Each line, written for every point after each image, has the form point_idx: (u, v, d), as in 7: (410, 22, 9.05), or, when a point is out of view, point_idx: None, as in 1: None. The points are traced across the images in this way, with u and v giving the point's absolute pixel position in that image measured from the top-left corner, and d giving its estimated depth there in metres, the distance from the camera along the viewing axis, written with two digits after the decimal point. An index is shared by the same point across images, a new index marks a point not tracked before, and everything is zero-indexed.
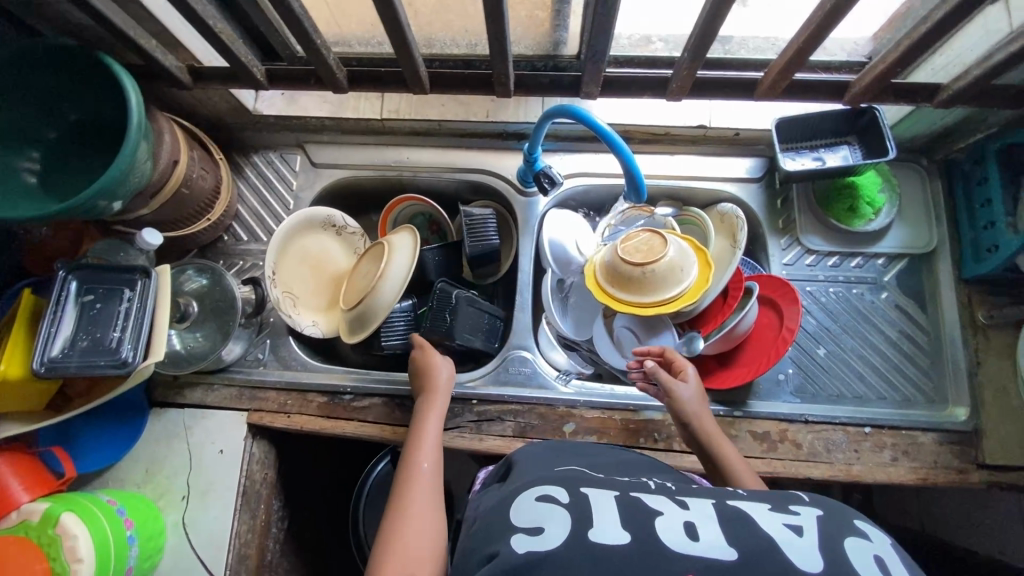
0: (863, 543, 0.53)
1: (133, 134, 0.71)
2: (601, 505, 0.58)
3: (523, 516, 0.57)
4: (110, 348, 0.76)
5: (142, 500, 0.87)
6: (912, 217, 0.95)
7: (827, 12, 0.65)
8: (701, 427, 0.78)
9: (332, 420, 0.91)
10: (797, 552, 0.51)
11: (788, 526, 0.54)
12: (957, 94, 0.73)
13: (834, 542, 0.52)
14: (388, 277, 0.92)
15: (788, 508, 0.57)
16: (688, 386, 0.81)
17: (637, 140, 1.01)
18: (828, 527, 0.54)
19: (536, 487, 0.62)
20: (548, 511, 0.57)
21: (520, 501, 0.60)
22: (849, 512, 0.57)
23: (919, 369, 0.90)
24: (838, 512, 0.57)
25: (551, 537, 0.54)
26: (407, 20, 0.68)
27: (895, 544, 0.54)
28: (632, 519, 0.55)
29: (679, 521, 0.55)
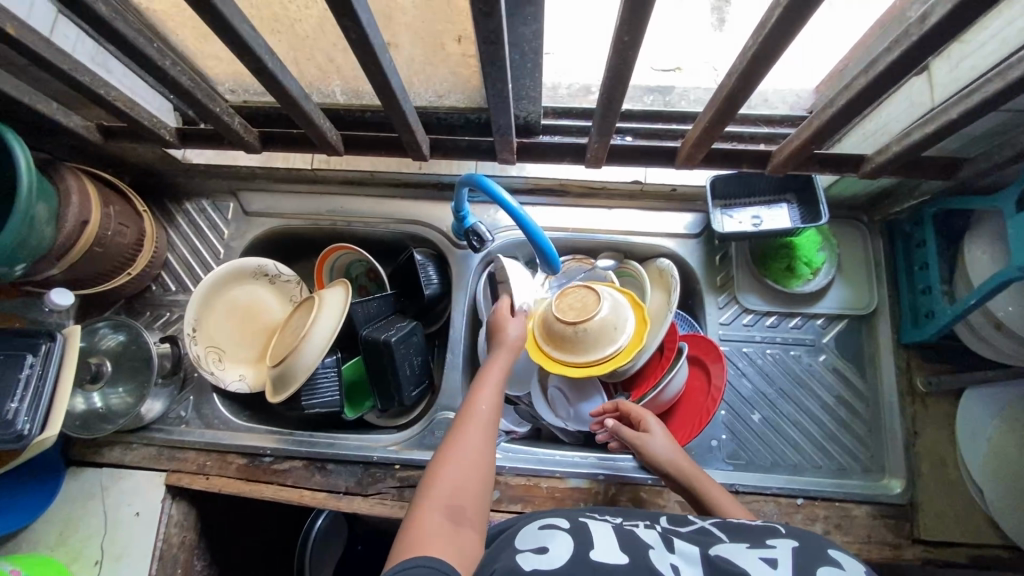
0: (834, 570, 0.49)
1: (23, 196, 0.68)
2: (602, 534, 0.56)
3: (527, 540, 0.56)
4: (4, 421, 0.72)
5: (51, 564, 0.83)
6: (854, 277, 0.92)
7: (720, 102, 0.59)
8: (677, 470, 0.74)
9: (251, 484, 0.89)
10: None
11: (762, 559, 0.51)
12: (881, 167, 0.70)
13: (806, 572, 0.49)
14: (312, 338, 0.90)
15: (765, 542, 0.54)
16: (656, 432, 0.78)
17: (574, 193, 0.99)
18: (799, 558, 0.51)
19: (545, 517, 0.60)
20: (551, 536, 0.56)
21: (529, 529, 0.59)
22: (828, 541, 0.54)
23: (855, 436, 0.88)
24: (814, 541, 0.54)
25: (552, 557, 0.52)
26: (301, 91, 0.65)
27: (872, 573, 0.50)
28: (627, 550, 0.53)
29: (666, 558, 0.53)
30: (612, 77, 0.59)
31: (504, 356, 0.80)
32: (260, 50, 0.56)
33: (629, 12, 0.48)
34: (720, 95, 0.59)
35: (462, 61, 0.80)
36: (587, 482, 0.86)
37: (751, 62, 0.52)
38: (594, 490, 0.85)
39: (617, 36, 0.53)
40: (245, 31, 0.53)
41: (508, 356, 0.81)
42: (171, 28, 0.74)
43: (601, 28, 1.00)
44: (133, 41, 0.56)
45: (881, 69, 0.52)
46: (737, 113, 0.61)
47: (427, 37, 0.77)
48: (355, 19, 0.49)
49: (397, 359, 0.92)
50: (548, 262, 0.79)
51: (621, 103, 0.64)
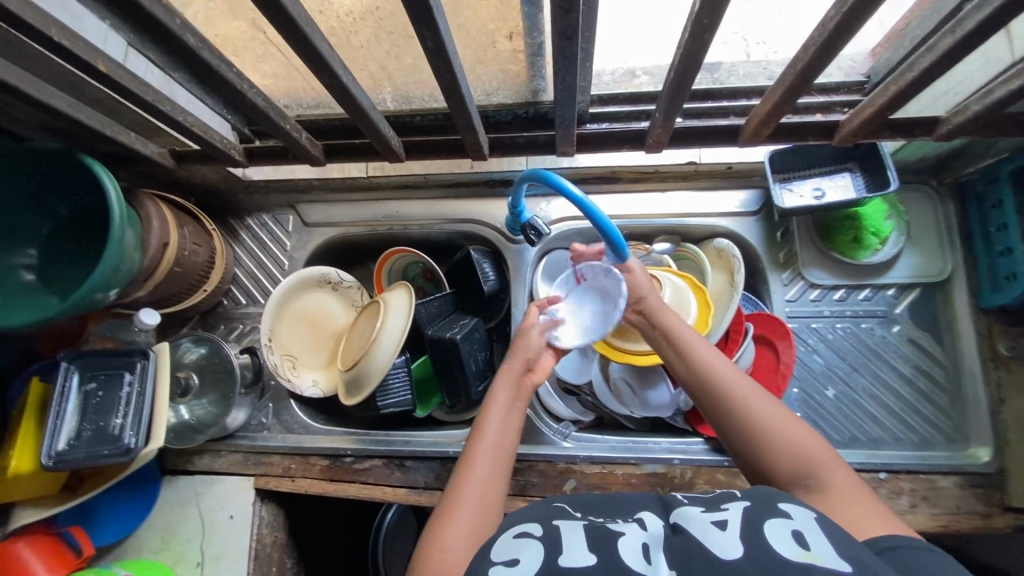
0: (784, 520, 0.51)
1: (116, 224, 0.72)
2: (572, 532, 0.55)
3: (501, 550, 0.54)
4: (112, 437, 0.77)
5: (159, 567, 0.88)
6: (924, 245, 0.90)
7: (793, 78, 0.58)
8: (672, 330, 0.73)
9: (335, 483, 0.92)
10: (722, 545, 0.49)
11: (713, 523, 0.53)
12: (959, 129, 0.67)
13: (757, 528, 0.50)
14: (382, 341, 0.93)
15: (721, 508, 0.55)
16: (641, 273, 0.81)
17: (626, 179, 0.99)
18: (753, 516, 0.52)
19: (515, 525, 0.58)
20: (524, 545, 0.54)
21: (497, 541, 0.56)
22: (777, 494, 0.55)
23: (936, 406, 0.86)
24: (764, 498, 0.55)
25: (524, 569, 0.50)
26: (370, 102, 0.67)
27: (819, 516, 0.51)
28: (597, 543, 0.53)
29: (634, 541, 0.53)
30: (684, 59, 0.59)
31: (505, 395, 0.74)
32: (336, 66, 0.58)
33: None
34: (793, 71, 0.58)
35: (513, 56, 0.81)
36: (663, 467, 0.86)
37: (832, 34, 0.50)
38: (670, 474, 0.86)
39: (694, 20, 0.53)
40: (323, 48, 0.55)
41: (509, 395, 0.74)
42: (234, 51, 0.76)
43: (642, 10, 1.00)
44: (215, 68, 0.58)
45: (971, 26, 0.50)
46: (811, 86, 0.60)
47: (480, 36, 0.77)
48: (433, 29, 0.50)
49: (463, 356, 0.94)
50: (617, 252, 0.79)
51: (690, 89, 0.65)
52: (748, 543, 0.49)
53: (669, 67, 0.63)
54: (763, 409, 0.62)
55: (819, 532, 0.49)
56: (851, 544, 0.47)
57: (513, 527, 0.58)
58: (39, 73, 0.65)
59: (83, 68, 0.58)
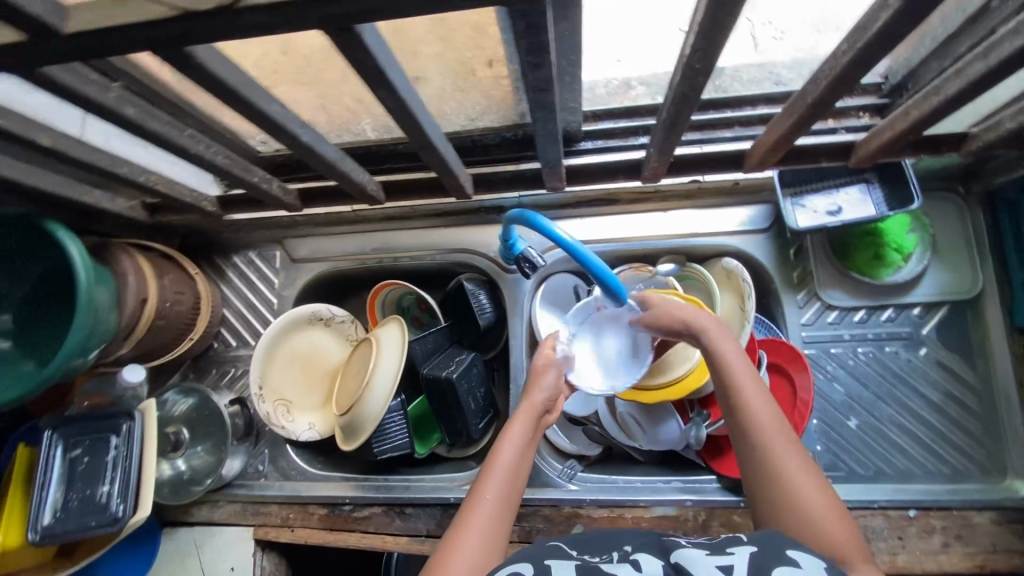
0: (793, 569, 0.47)
1: (82, 290, 0.69)
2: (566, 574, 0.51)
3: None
4: (100, 505, 0.75)
5: None
6: (952, 259, 0.83)
7: (799, 115, 0.54)
8: (716, 359, 0.67)
9: (334, 533, 0.89)
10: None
11: (717, 567, 0.48)
12: (991, 147, 0.60)
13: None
14: (375, 384, 0.89)
15: (724, 551, 0.51)
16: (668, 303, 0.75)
17: (625, 200, 0.93)
18: (759, 563, 0.48)
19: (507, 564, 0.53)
20: None
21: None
22: (786, 540, 0.51)
23: (969, 435, 0.80)
24: (771, 543, 0.51)
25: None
26: (338, 153, 0.62)
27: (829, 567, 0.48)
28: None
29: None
30: (675, 105, 0.56)
31: (522, 432, 0.70)
32: (295, 126, 0.53)
33: (702, 41, 0.43)
34: (803, 103, 0.52)
35: (496, 83, 0.75)
36: (675, 509, 0.81)
37: (846, 69, 0.44)
38: (683, 518, 0.81)
39: (684, 63, 0.48)
40: (277, 111, 0.50)
41: (525, 433, 0.70)
42: None
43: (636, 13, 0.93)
44: (164, 133, 0.53)
45: (1007, 52, 0.43)
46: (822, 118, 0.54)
47: (456, 65, 0.72)
48: (390, 89, 0.45)
49: (460, 396, 0.90)
50: (615, 296, 0.74)
51: (687, 123, 0.60)
52: None
53: (662, 110, 0.59)
54: (787, 462, 0.58)
55: None
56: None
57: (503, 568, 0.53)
58: None
59: (25, 143, 0.54)
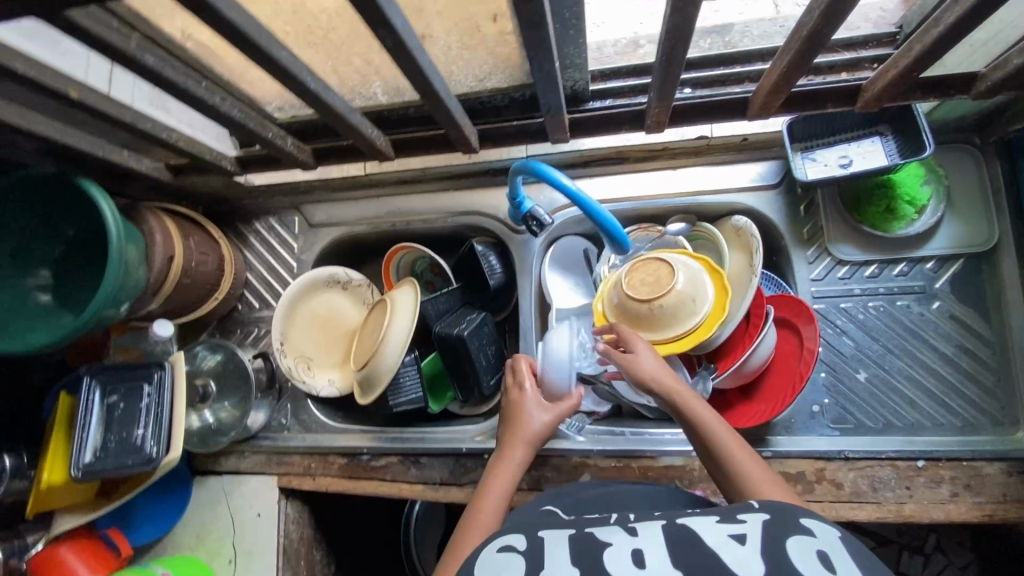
0: (808, 539, 0.47)
1: (115, 244, 0.73)
2: (558, 543, 0.52)
3: (482, 570, 0.50)
4: (135, 447, 0.80)
5: (195, 565, 0.93)
6: (967, 212, 0.81)
7: (802, 41, 0.57)
8: (696, 418, 0.66)
9: (354, 481, 0.94)
10: (741, 564, 0.45)
11: (730, 536, 0.49)
12: (998, 86, 0.59)
13: (778, 547, 0.47)
14: (390, 338, 0.93)
15: (735, 517, 0.51)
16: (645, 352, 0.74)
17: (634, 158, 0.93)
18: (773, 531, 0.48)
19: (499, 536, 0.55)
20: (507, 561, 0.51)
21: (482, 553, 0.53)
22: (796, 510, 0.51)
23: (982, 387, 0.79)
24: (783, 511, 0.51)
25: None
26: (348, 105, 0.66)
27: (842, 536, 0.48)
28: (584, 559, 0.49)
29: (627, 551, 0.49)
30: (670, 35, 0.56)
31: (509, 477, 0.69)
32: (299, 74, 0.55)
33: None
34: (802, 33, 0.56)
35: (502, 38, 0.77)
36: (682, 459, 0.83)
37: None
38: (689, 467, 0.83)
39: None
40: (286, 59, 0.53)
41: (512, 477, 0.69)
42: None
43: None
44: (183, 85, 0.56)
45: None
46: (820, 53, 0.59)
47: (462, 21, 0.74)
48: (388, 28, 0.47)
49: (472, 353, 0.92)
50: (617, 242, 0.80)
51: (681, 66, 0.61)
52: (770, 560, 0.45)
53: (658, 47, 0.60)
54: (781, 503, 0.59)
55: (841, 556, 0.46)
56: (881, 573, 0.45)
57: (496, 540, 0.54)
58: (25, 104, 0.65)
59: (56, 96, 0.58)
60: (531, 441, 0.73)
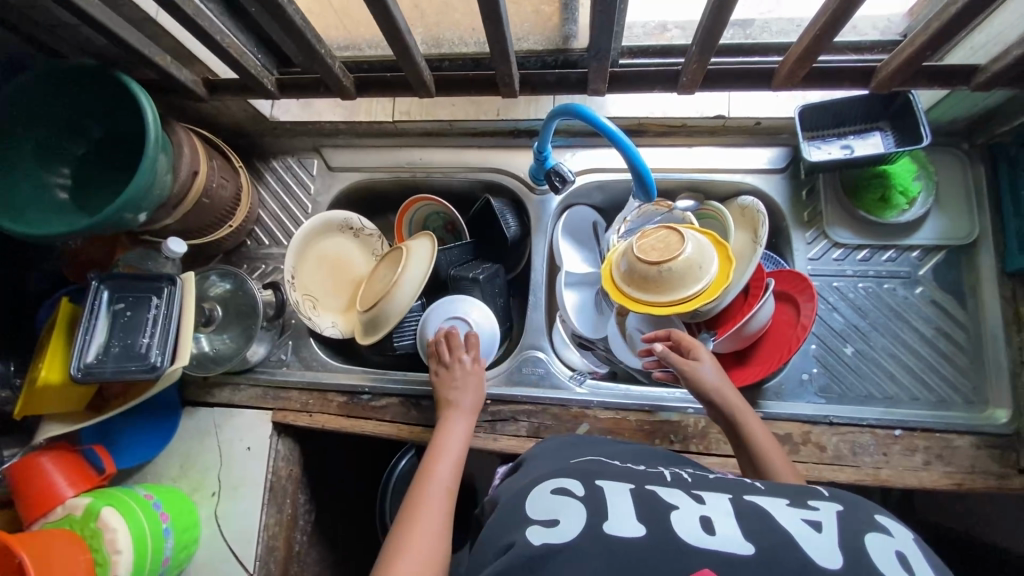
0: (884, 537, 0.47)
1: (151, 147, 0.73)
2: (619, 497, 0.53)
3: (540, 508, 0.53)
4: (140, 354, 0.79)
5: (177, 495, 0.91)
6: (952, 207, 0.89)
7: (837, 5, 0.64)
8: (743, 426, 0.74)
9: (352, 419, 0.94)
10: (815, 546, 0.46)
11: (804, 521, 0.49)
12: (995, 76, 0.67)
13: (855, 539, 0.46)
14: (403, 283, 0.93)
15: (806, 503, 0.52)
16: (705, 362, 0.78)
17: (652, 133, 0.99)
18: (848, 522, 0.48)
19: (553, 480, 0.57)
20: (563, 505, 0.52)
21: (535, 495, 0.55)
22: (869, 505, 0.52)
23: (956, 368, 0.85)
24: (857, 505, 0.51)
25: (566, 529, 0.49)
26: (406, 27, 0.69)
27: (919, 540, 0.48)
28: (647, 515, 0.50)
29: (693, 515, 0.50)
30: None
31: (462, 428, 0.81)
32: None
33: None
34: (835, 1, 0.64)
35: None
36: (678, 415, 0.87)
37: None
38: (684, 423, 0.86)
39: None
40: None
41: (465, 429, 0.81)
42: None
43: None
44: None
45: None
46: (843, 29, 0.67)
47: None
48: None
49: (483, 297, 0.96)
50: (644, 186, 0.83)
51: (726, 25, 0.68)
52: (848, 552, 0.45)
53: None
54: None
55: (920, 559, 0.46)
56: None
57: (552, 485, 0.56)
58: None
59: None
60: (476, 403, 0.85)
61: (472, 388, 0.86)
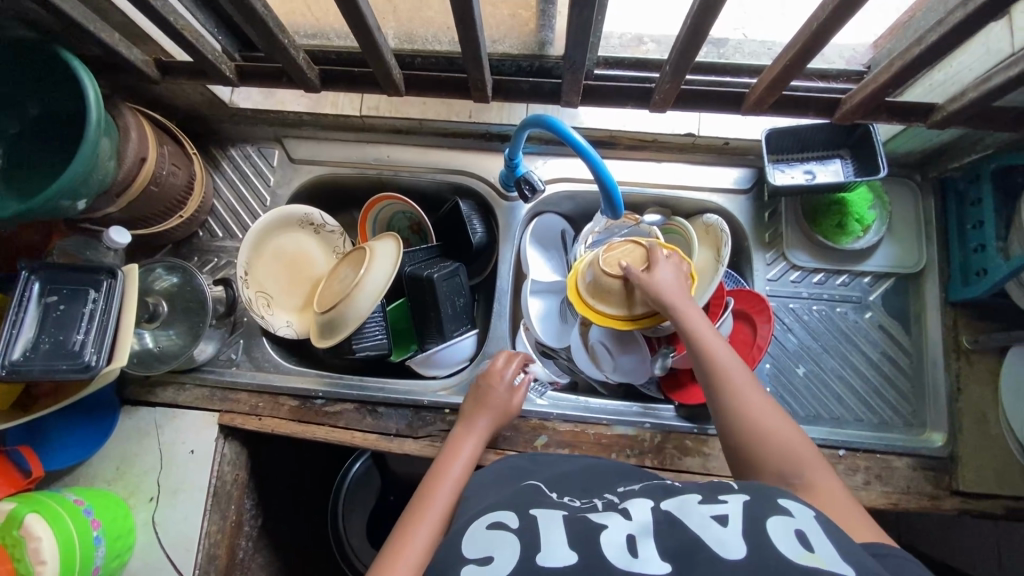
0: (785, 518, 0.51)
1: (91, 128, 0.68)
2: (551, 525, 0.54)
3: (475, 546, 0.54)
4: (71, 352, 0.74)
5: (110, 499, 0.86)
6: (903, 236, 0.93)
7: (808, 39, 0.64)
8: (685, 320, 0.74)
9: (304, 424, 0.90)
10: (721, 542, 0.49)
11: (712, 517, 0.52)
12: (952, 116, 0.70)
13: (757, 526, 0.50)
14: (365, 286, 0.91)
15: (717, 498, 0.55)
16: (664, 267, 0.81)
17: (624, 145, 0.99)
18: (751, 510, 0.52)
19: (489, 513, 0.58)
20: (498, 539, 0.54)
21: (471, 531, 0.57)
22: (772, 490, 0.55)
23: (898, 392, 0.89)
24: (761, 492, 0.55)
25: (499, 566, 0.51)
26: (377, 25, 0.67)
27: (819, 517, 0.51)
28: (578, 539, 0.52)
29: (620, 533, 0.52)
30: (702, 7, 0.62)
31: (474, 441, 0.79)
32: None
33: None
34: (807, 35, 0.65)
35: None
36: (634, 430, 0.87)
37: None
38: (640, 438, 0.87)
39: None
40: None
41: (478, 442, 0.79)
42: None
43: None
44: None
45: None
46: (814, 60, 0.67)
47: None
48: None
49: (439, 297, 0.92)
50: (612, 205, 0.83)
51: (701, 46, 0.69)
52: (751, 541, 0.48)
53: (686, 18, 0.66)
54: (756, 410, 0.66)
55: (820, 533, 0.49)
56: (853, 551, 0.48)
57: (484, 518, 0.58)
58: None
59: None
60: (493, 418, 0.83)
61: (493, 405, 0.84)
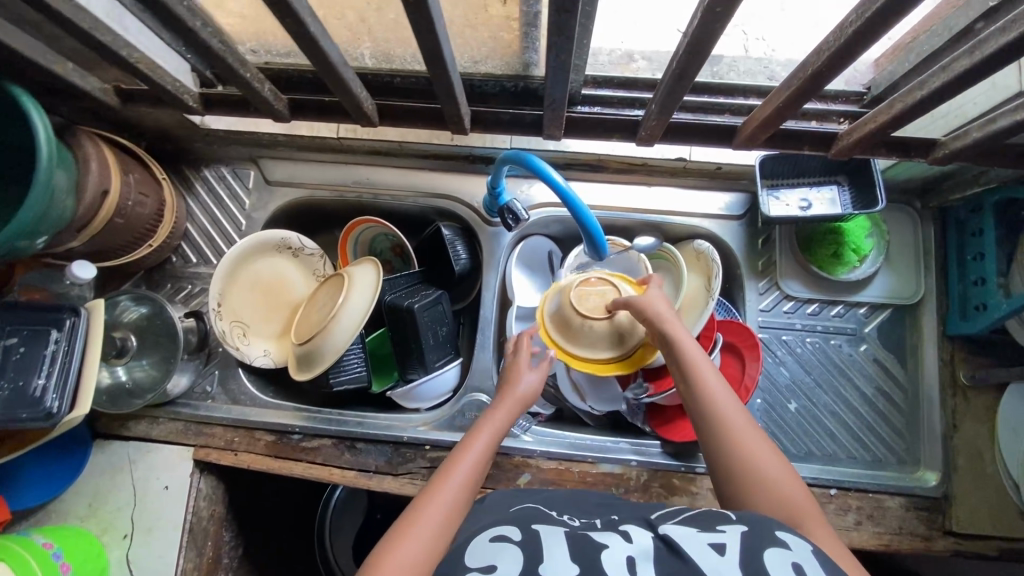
0: (783, 550, 0.49)
1: (43, 164, 0.64)
2: (554, 542, 0.52)
3: (478, 556, 0.51)
4: (32, 398, 0.71)
5: (83, 536, 0.83)
6: (901, 265, 0.89)
7: (802, 79, 0.60)
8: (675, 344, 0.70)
9: (281, 460, 0.88)
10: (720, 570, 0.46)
11: (711, 544, 0.49)
12: (955, 154, 0.66)
13: (756, 554, 0.48)
14: (342, 317, 0.87)
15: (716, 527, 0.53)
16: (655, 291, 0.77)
17: (613, 168, 0.95)
18: (751, 540, 0.50)
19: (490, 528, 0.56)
20: (500, 550, 0.52)
21: (473, 543, 0.54)
22: (772, 520, 0.53)
23: (892, 428, 0.86)
24: (761, 522, 0.52)
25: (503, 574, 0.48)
26: (342, 59, 0.63)
27: (816, 548, 0.50)
28: (579, 556, 0.50)
29: (621, 555, 0.50)
30: (690, 48, 0.58)
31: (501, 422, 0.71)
32: (307, 18, 0.55)
33: None
34: (802, 73, 0.61)
35: (506, 23, 0.77)
36: (620, 468, 0.85)
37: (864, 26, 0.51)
38: (626, 476, 0.85)
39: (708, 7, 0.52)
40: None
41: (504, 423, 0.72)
42: None
43: None
44: None
45: None
46: (809, 98, 0.63)
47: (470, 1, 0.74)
48: None
49: (421, 327, 0.89)
50: (592, 243, 0.80)
51: (692, 81, 0.64)
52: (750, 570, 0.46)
53: (673, 54, 0.62)
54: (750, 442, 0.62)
55: (819, 569, 0.47)
56: None
57: (489, 532, 0.56)
58: None
59: None
60: (521, 401, 0.75)
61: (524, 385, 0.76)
